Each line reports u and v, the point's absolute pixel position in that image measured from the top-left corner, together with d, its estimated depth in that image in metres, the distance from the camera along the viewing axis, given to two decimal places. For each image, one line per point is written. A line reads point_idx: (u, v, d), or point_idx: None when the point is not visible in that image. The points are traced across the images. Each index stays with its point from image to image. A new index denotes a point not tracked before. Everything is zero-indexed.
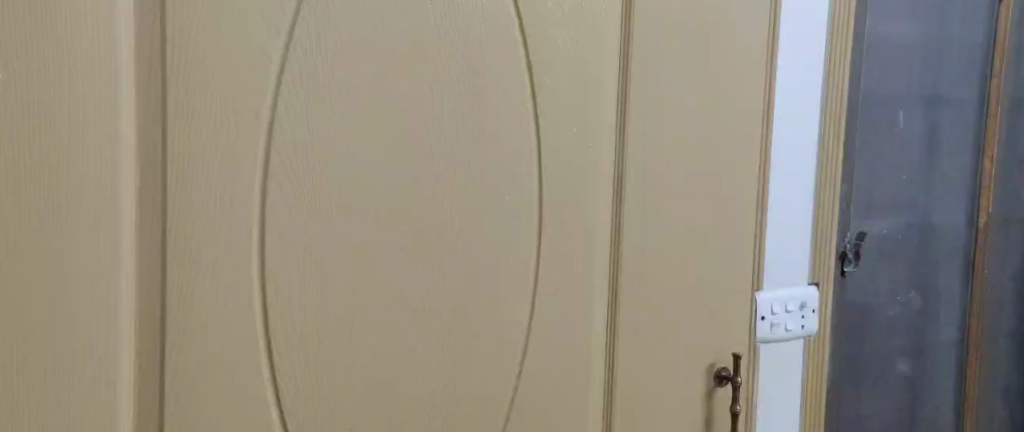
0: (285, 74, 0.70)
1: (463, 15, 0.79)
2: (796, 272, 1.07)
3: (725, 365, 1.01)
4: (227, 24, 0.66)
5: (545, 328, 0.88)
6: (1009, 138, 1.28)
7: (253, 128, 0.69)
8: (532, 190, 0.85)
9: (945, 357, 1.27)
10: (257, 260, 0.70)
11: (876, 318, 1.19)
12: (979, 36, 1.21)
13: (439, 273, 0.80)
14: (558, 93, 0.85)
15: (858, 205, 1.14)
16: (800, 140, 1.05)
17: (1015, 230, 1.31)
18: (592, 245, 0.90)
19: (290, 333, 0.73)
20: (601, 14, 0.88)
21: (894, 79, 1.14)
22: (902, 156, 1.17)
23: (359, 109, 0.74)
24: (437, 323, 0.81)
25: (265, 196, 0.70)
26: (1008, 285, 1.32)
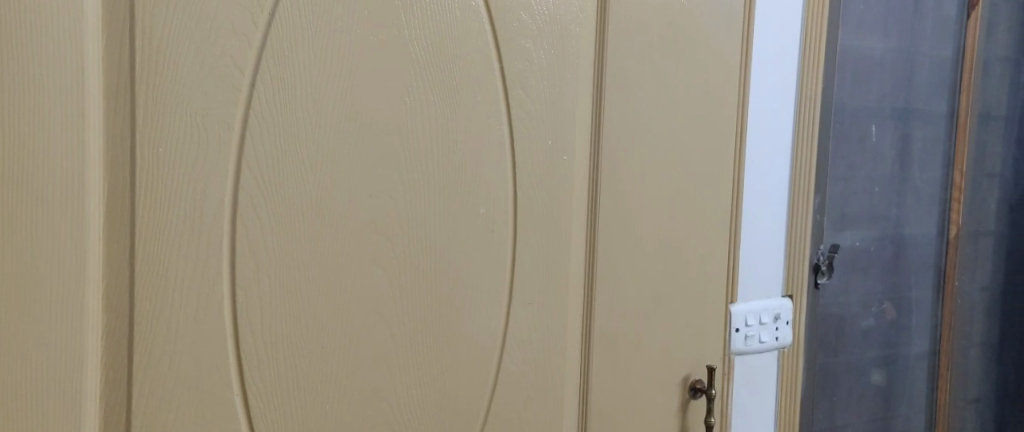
0: (254, 94, 0.73)
1: (435, 33, 0.81)
2: (769, 283, 1.08)
3: (700, 378, 1.01)
4: (198, 48, 0.70)
5: (518, 343, 0.88)
6: (977, 151, 1.33)
7: (222, 148, 0.72)
8: (506, 204, 0.86)
9: (917, 368, 1.31)
10: (228, 276, 0.74)
11: (850, 329, 1.22)
12: (947, 51, 1.26)
13: (412, 288, 0.82)
14: (532, 107, 0.86)
15: (831, 218, 1.18)
16: (775, 149, 1.06)
17: (983, 242, 1.36)
18: (567, 257, 0.90)
19: (262, 349, 0.76)
20: (575, 26, 0.88)
21: (864, 95, 1.19)
22: (873, 169, 1.22)
23: (336, 136, 0.77)
24: (409, 338, 0.82)
25: (236, 213, 0.73)
26: (978, 296, 1.36)
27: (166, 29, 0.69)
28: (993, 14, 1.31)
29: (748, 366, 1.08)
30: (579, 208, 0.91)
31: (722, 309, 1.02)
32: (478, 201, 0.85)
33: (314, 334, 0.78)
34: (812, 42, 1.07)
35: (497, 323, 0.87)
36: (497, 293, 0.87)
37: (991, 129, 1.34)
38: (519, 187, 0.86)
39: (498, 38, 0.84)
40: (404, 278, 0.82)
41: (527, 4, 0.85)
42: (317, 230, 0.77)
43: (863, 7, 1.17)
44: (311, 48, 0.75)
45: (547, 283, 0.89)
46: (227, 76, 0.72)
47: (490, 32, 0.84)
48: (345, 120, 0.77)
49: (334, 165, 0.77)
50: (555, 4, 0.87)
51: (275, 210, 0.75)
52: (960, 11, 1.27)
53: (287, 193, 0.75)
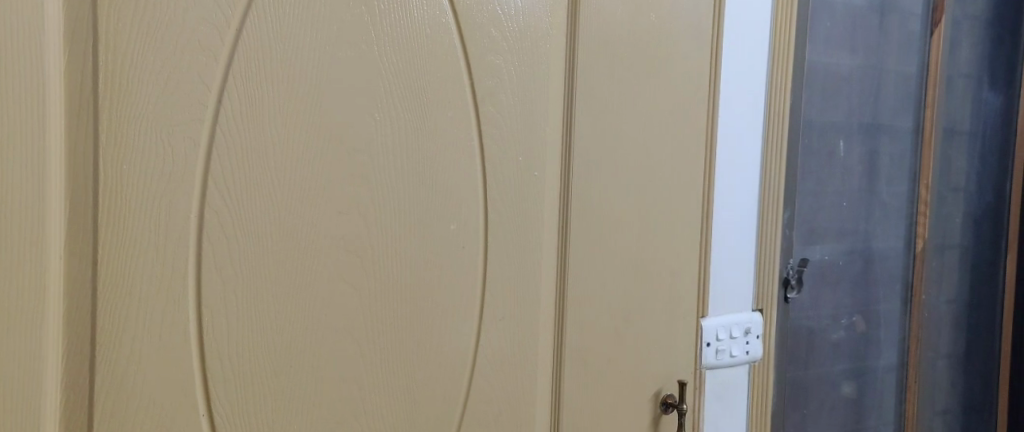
0: (222, 109, 0.72)
1: (404, 48, 0.81)
2: (739, 297, 1.09)
3: (671, 393, 1.01)
4: (163, 61, 0.70)
5: (489, 358, 0.88)
6: (942, 166, 1.35)
7: (187, 167, 0.71)
8: (477, 219, 0.86)
9: (886, 380, 1.32)
10: (193, 296, 0.73)
11: (821, 342, 1.24)
12: (912, 68, 1.29)
13: (382, 305, 0.82)
14: (502, 122, 0.86)
15: (800, 232, 1.20)
16: (744, 165, 1.07)
17: (949, 255, 1.38)
18: (538, 272, 0.90)
19: (228, 368, 0.75)
20: (546, 41, 0.89)
21: (832, 110, 1.21)
22: (841, 184, 1.23)
23: (304, 151, 0.76)
24: (380, 355, 0.82)
25: (202, 228, 0.73)
26: (944, 308, 1.38)
27: (130, 46, 0.68)
28: (955, 31, 1.34)
29: (719, 380, 1.08)
30: (549, 224, 0.91)
31: (693, 324, 1.03)
32: (449, 218, 0.84)
33: (282, 353, 0.77)
34: (780, 59, 1.08)
35: (467, 340, 0.86)
36: (468, 310, 0.86)
37: (955, 144, 1.36)
38: (490, 204, 0.86)
39: (468, 54, 0.84)
40: (374, 297, 0.81)
41: (497, 20, 0.85)
42: (284, 247, 0.76)
43: (830, 24, 1.19)
44: (279, 65, 0.75)
45: (518, 299, 0.89)
46: (194, 91, 0.71)
47: (460, 48, 0.84)
48: (314, 136, 0.77)
49: (302, 181, 0.76)
50: (526, 21, 0.87)
51: (242, 227, 0.74)
52: (924, 28, 1.30)
53: (252, 209, 0.74)
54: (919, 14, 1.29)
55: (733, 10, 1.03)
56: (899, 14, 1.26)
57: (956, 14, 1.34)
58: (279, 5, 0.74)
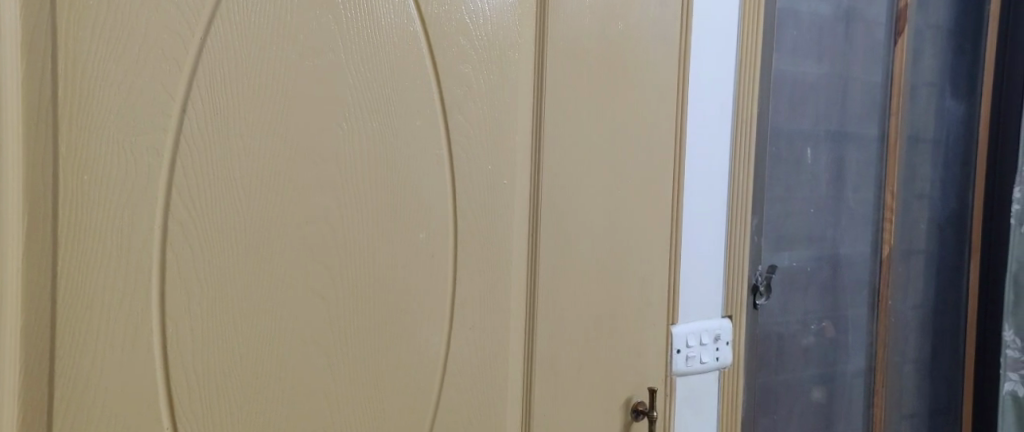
0: (186, 118, 0.72)
1: (372, 56, 0.80)
2: (709, 303, 1.09)
3: (642, 400, 1.01)
4: (126, 70, 0.69)
5: (458, 368, 0.87)
6: (908, 173, 1.37)
7: (151, 177, 0.71)
8: (447, 228, 0.86)
9: (855, 385, 1.34)
10: (157, 307, 0.72)
11: (790, 347, 1.25)
12: (877, 76, 1.31)
13: (350, 313, 0.81)
14: (471, 131, 0.86)
15: (769, 239, 1.21)
16: (713, 173, 1.07)
17: (915, 261, 1.40)
18: (508, 280, 0.90)
19: (192, 379, 0.74)
20: (515, 50, 0.89)
21: (799, 118, 1.22)
22: (809, 191, 1.25)
23: (271, 160, 0.76)
24: (347, 365, 0.81)
25: (166, 238, 0.72)
26: (910, 313, 1.40)
27: (92, 55, 0.68)
28: (918, 40, 1.36)
29: (689, 387, 1.09)
30: (519, 232, 0.91)
31: (663, 331, 1.03)
32: (418, 227, 0.84)
33: (248, 364, 0.76)
34: (747, 68, 1.09)
35: (437, 350, 0.86)
36: (437, 319, 0.86)
37: (919, 151, 1.39)
38: (459, 212, 0.86)
39: (437, 63, 0.84)
40: (341, 307, 0.80)
41: (465, 29, 0.85)
42: (250, 257, 0.75)
43: (796, 33, 1.21)
44: (243, 73, 0.74)
45: (488, 308, 0.89)
46: (157, 100, 0.70)
47: (429, 58, 0.83)
48: (281, 145, 0.76)
49: (267, 189, 0.76)
50: (494, 30, 0.87)
51: (207, 236, 0.73)
52: (888, 38, 1.32)
53: (217, 218, 0.74)
54: (884, 23, 1.31)
55: (700, 20, 1.04)
56: (864, 23, 1.28)
57: (919, 23, 1.36)
58: (244, 14, 0.74)
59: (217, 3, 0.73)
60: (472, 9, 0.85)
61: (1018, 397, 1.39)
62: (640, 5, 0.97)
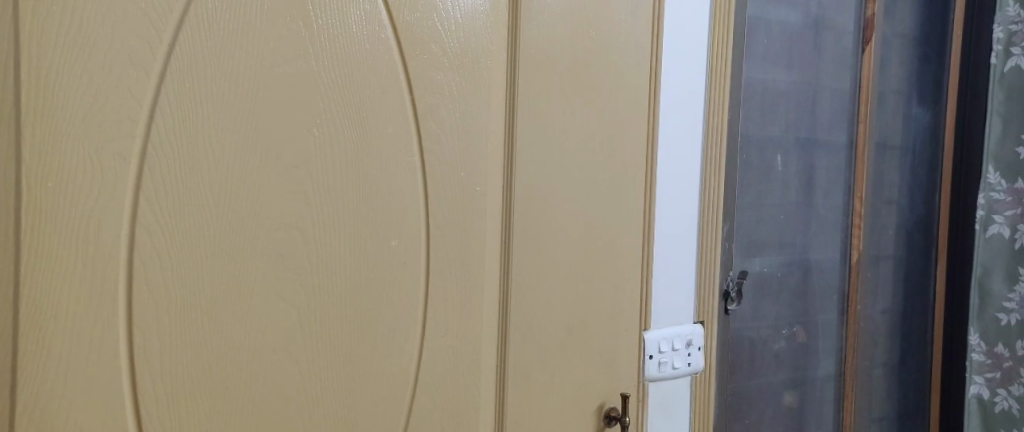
0: (154, 123, 0.71)
1: (344, 62, 0.80)
2: (681, 309, 1.10)
3: (615, 406, 1.02)
4: (93, 75, 0.69)
5: (430, 375, 0.87)
6: (876, 179, 1.39)
7: (117, 183, 0.70)
8: (420, 235, 0.86)
9: (825, 390, 1.35)
10: (123, 316, 0.71)
11: (762, 352, 1.26)
12: (845, 84, 1.33)
13: (321, 320, 0.80)
14: (443, 138, 0.86)
15: (740, 244, 1.22)
16: (685, 180, 1.08)
17: (884, 266, 1.42)
18: (480, 287, 0.90)
19: (159, 388, 0.73)
20: (487, 58, 0.89)
21: (769, 125, 1.24)
22: (779, 197, 1.26)
23: (241, 165, 0.75)
24: (319, 373, 0.81)
25: (134, 245, 0.71)
26: (879, 318, 1.42)
27: (56, 59, 0.67)
28: (886, 49, 1.39)
29: (661, 393, 1.09)
30: (491, 239, 0.91)
31: (636, 337, 1.03)
32: (390, 234, 0.84)
33: (216, 373, 0.75)
34: (718, 76, 1.11)
35: (409, 358, 0.86)
36: (409, 326, 0.86)
37: (887, 158, 1.41)
38: (431, 219, 0.86)
39: (409, 71, 0.84)
40: (313, 315, 0.80)
41: (437, 36, 0.85)
42: (218, 264, 0.75)
43: (767, 41, 1.22)
44: (212, 79, 0.73)
45: (460, 315, 0.89)
46: (124, 106, 0.70)
47: (400, 64, 0.83)
48: (251, 151, 0.76)
49: (236, 195, 0.75)
50: (467, 37, 0.87)
51: (174, 244, 0.73)
52: (856, 46, 1.34)
53: (185, 226, 0.73)
54: (851, 32, 1.33)
55: (671, 28, 1.05)
56: (833, 32, 1.30)
57: (887, 31, 1.38)
58: (213, 20, 0.73)
59: (185, 8, 0.72)
60: (444, 16, 0.86)
61: (983, 399, 1.46)
62: (612, 12, 0.98)
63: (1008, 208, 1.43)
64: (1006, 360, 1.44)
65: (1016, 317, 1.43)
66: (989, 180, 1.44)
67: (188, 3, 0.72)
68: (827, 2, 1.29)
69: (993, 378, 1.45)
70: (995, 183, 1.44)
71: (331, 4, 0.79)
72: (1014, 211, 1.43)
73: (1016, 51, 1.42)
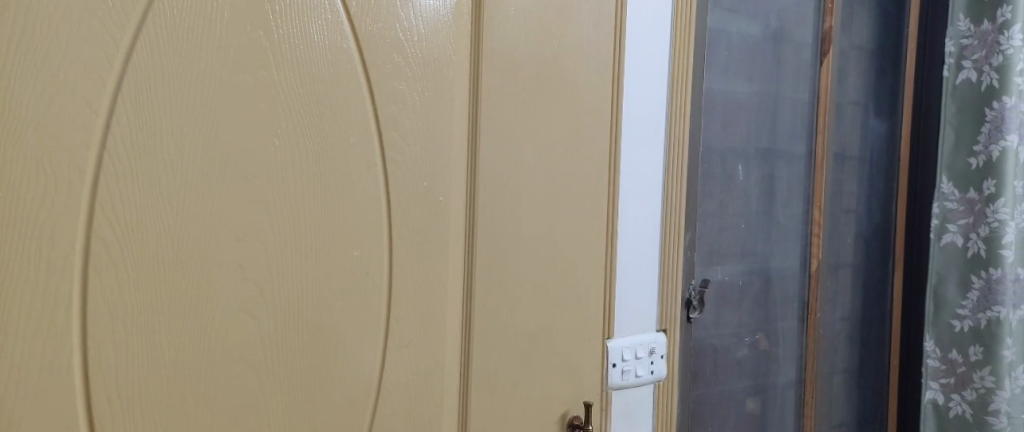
0: (111, 132, 0.70)
1: (305, 71, 0.80)
2: (644, 317, 1.11)
3: (578, 415, 1.02)
4: (48, 82, 0.68)
5: (392, 384, 0.87)
6: (835, 189, 1.42)
7: (73, 192, 0.69)
8: (382, 245, 0.85)
9: (786, 397, 1.37)
10: (77, 327, 0.70)
11: (724, 360, 1.27)
12: (804, 95, 1.35)
13: (281, 332, 0.80)
14: (406, 148, 0.86)
15: (702, 254, 1.23)
16: (647, 190, 1.10)
17: (842, 275, 1.45)
18: (443, 297, 0.90)
19: (113, 400, 0.72)
20: (450, 68, 0.89)
21: (731, 136, 1.26)
22: (740, 206, 1.28)
23: (199, 175, 0.74)
24: (280, 385, 0.80)
25: (89, 256, 0.70)
26: (838, 325, 1.45)
27: (10, 66, 0.66)
28: (843, 61, 1.41)
29: (624, 400, 1.10)
30: (455, 248, 0.91)
31: (599, 345, 1.04)
32: (352, 244, 0.83)
33: (175, 385, 0.75)
34: (679, 87, 1.12)
35: (371, 368, 0.85)
36: (371, 336, 0.85)
37: (845, 168, 1.44)
38: (393, 229, 0.86)
39: (370, 81, 0.84)
40: (274, 326, 0.79)
41: (399, 46, 0.85)
42: (176, 274, 0.74)
43: (727, 53, 1.24)
44: (171, 88, 0.73)
45: (423, 325, 0.89)
46: (80, 113, 0.69)
47: (363, 75, 0.83)
48: (209, 160, 0.75)
49: (194, 204, 0.74)
50: (429, 47, 0.87)
51: (130, 253, 0.72)
52: (814, 58, 1.36)
53: (141, 234, 0.72)
54: (810, 44, 1.36)
55: (633, 40, 1.06)
56: (792, 44, 1.33)
57: (844, 43, 1.41)
58: (172, 30, 0.73)
59: (144, 16, 0.72)
60: (407, 27, 0.86)
61: (938, 404, 1.49)
62: (574, 23, 0.99)
63: (960, 218, 1.46)
64: (960, 366, 1.47)
65: (969, 324, 1.45)
66: (942, 190, 1.48)
67: (147, 11, 0.72)
68: (786, 14, 1.32)
69: (947, 383, 1.48)
70: (948, 192, 1.48)
71: (292, 13, 0.79)
72: (966, 220, 1.46)
73: (967, 65, 1.46)
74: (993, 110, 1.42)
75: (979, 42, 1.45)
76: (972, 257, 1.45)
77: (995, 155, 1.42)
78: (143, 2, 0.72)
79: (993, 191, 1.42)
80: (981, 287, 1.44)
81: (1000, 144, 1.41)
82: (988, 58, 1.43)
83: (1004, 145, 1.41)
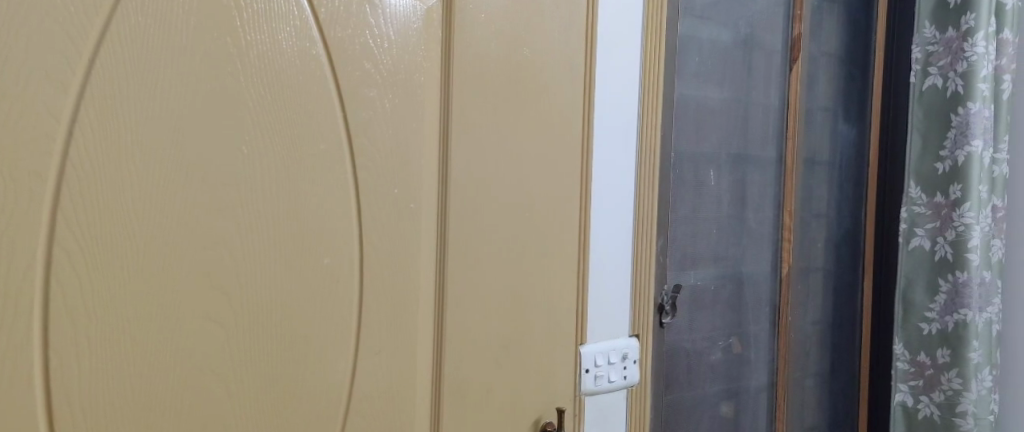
0: (74, 138, 0.69)
1: (274, 77, 0.79)
2: (616, 323, 1.11)
3: (551, 421, 1.02)
4: (9, 89, 0.67)
5: (363, 392, 0.86)
6: (805, 194, 1.43)
7: (34, 200, 0.68)
8: (353, 252, 0.85)
9: (758, 401, 1.38)
10: (39, 339, 0.69)
11: (698, 364, 1.28)
12: (774, 101, 1.37)
13: (250, 340, 0.79)
14: (376, 155, 0.86)
15: (674, 259, 1.24)
16: (620, 196, 1.10)
17: (814, 279, 1.46)
18: (414, 305, 0.90)
19: (76, 412, 0.71)
20: (421, 76, 0.89)
21: (702, 141, 1.27)
22: (713, 211, 1.29)
23: (163, 181, 0.74)
24: (250, 393, 0.79)
25: (51, 265, 0.69)
26: (810, 329, 1.46)
27: None
28: (813, 66, 1.43)
29: (598, 406, 1.10)
30: (426, 255, 0.91)
31: (571, 351, 1.04)
32: (322, 252, 0.83)
33: (141, 395, 0.74)
34: (650, 93, 1.13)
35: (343, 375, 0.85)
36: (341, 344, 0.85)
37: (815, 173, 1.45)
38: (364, 236, 0.86)
39: (340, 87, 0.83)
40: (243, 335, 0.79)
41: (369, 53, 0.85)
42: (142, 282, 0.73)
43: (698, 59, 1.25)
44: (137, 94, 0.72)
45: (394, 332, 0.88)
46: (41, 120, 0.68)
47: (332, 81, 0.83)
48: (174, 166, 0.74)
49: (159, 212, 0.73)
50: (400, 54, 0.87)
51: (95, 262, 0.71)
52: (784, 64, 1.37)
53: (104, 243, 0.71)
54: (780, 50, 1.37)
55: (604, 47, 1.07)
56: (762, 50, 1.34)
57: (813, 49, 1.43)
58: (136, 35, 0.72)
59: (107, 21, 0.71)
60: (377, 34, 0.85)
61: (908, 406, 1.51)
62: (545, 29, 0.99)
63: (928, 221, 1.49)
64: (929, 368, 1.49)
65: (937, 327, 1.48)
66: (911, 194, 1.50)
67: (111, 17, 0.71)
68: (756, 21, 1.33)
69: (917, 385, 1.51)
70: (916, 196, 1.50)
71: (259, 19, 0.78)
72: (933, 224, 1.48)
73: (933, 71, 1.48)
74: (959, 115, 1.44)
75: (945, 48, 1.47)
76: (939, 261, 1.48)
77: (961, 160, 1.44)
78: (106, 8, 0.71)
79: (960, 195, 1.44)
80: (948, 290, 1.47)
81: (965, 149, 1.43)
82: (954, 64, 1.45)
83: (969, 151, 1.43)
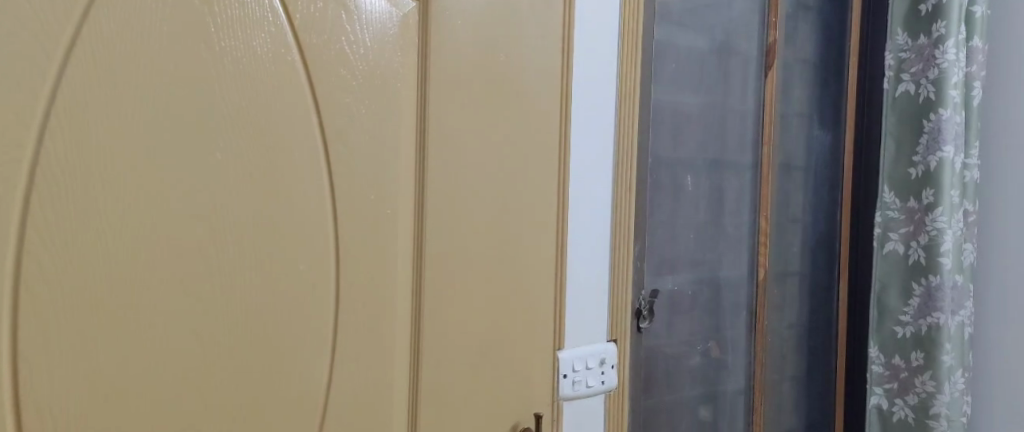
0: (44, 146, 0.69)
1: (249, 83, 0.79)
2: (594, 327, 1.12)
3: (528, 425, 1.03)
4: None
5: (339, 399, 0.86)
6: (781, 199, 1.44)
7: (3, 208, 0.67)
8: (328, 258, 0.85)
9: (735, 404, 1.39)
10: (8, 348, 0.68)
11: (676, 369, 1.29)
12: (749, 106, 1.38)
13: (224, 347, 0.78)
14: (352, 161, 0.86)
15: (652, 263, 1.24)
16: (596, 201, 1.10)
17: (790, 282, 1.47)
18: (391, 311, 0.90)
19: (47, 421, 0.70)
20: (398, 82, 0.89)
21: (679, 147, 1.27)
22: (690, 215, 1.30)
23: (136, 188, 0.73)
24: (224, 400, 0.79)
25: (20, 273, 0.68)
26: (786, 332, 1.47)
27: None
28: (788, 73, 1.44)
29: (575, 410, 1.10)
30: (403, 261, 0.91)
31: (549, 356, 1.05)
32: (297, 259, 0.82)
33: (112, 403, 0.73)
34: (627, 99, 1.14)
35: (318, 383, 0.84)
36: (317, 351, 0.84)
37: (791, 178, 1.46)
38: (340, 243, 0.85)
39: (316, 94, 0.83)
40: (217, 343, 0.78)
41: (345, 59, 0.85)
42: (114, 289, 0.72)
43: (675, 65, 1.26)
44: (109, 100, 0.71)
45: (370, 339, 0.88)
46: (10, 127, 0.67)
47: (308, 87, 0.82)
48: (146, 173, 0.73)
49: (131, 218, 0.73)
50: (376, 60, 0.87)
51: (66, 269, 0.70)
52: (759, 70, 1.39)
53: (75, 250, 0.70)
54: (755, 57, 1.38)
55: (581, 54, 1.07)
56: (737, 57, 1.35)
57: (788, 56, 1.44)
58: (109, 42, 0.71)
59: (78, 28, 0.70)
60: (353, 40, 0.85)
61: (882, 409, 1.53)
62: (522, 35, 0.99)
63: (901, 226, 1.51)
64: (903, 371, 1.51)
65: (911, 330, 1.50)
66: (884, 199, 1.53)
67: (82, 24, 0.70)
68: (732, 28, 1.34)
69: (891, 388, 1.52)
70: (890, 201, 1.52)
71: (233, 25, 0.78)
72: (907, 228, 1.50)
73: (906, 77, 1.50)
74: (931, 122, 1.46)
75: (917, 55, 1.49)
76: (913, 264, 1.49)
77: (933, 165, 1.46)
78: (77, 14, 0.70)
79: (932, 200, 1.46)
80: (921, 293, 1.48)
81: (937, 155, 1.45)
82: (926, 71, 1.48)
83: (941, 156, 1.45)
